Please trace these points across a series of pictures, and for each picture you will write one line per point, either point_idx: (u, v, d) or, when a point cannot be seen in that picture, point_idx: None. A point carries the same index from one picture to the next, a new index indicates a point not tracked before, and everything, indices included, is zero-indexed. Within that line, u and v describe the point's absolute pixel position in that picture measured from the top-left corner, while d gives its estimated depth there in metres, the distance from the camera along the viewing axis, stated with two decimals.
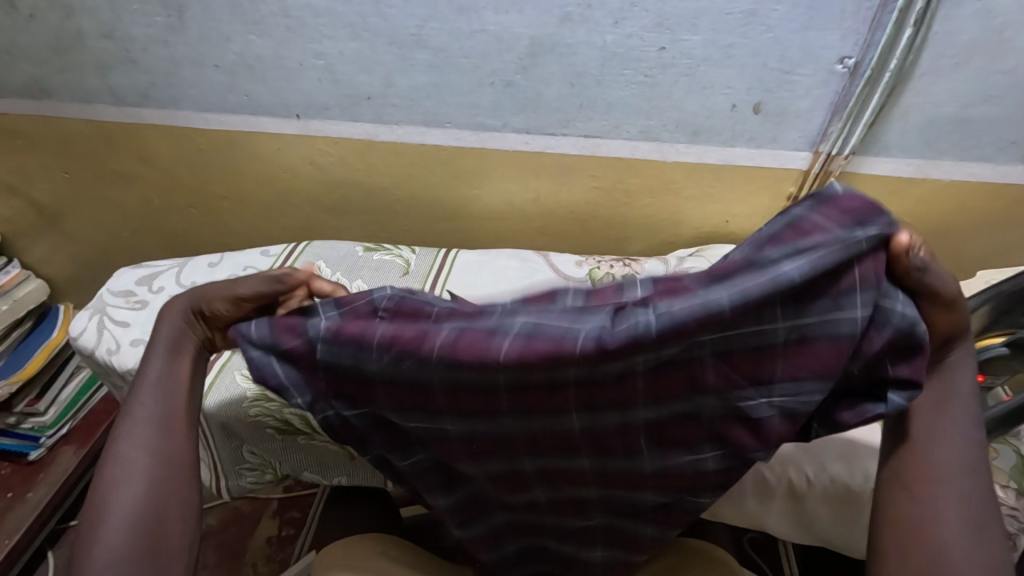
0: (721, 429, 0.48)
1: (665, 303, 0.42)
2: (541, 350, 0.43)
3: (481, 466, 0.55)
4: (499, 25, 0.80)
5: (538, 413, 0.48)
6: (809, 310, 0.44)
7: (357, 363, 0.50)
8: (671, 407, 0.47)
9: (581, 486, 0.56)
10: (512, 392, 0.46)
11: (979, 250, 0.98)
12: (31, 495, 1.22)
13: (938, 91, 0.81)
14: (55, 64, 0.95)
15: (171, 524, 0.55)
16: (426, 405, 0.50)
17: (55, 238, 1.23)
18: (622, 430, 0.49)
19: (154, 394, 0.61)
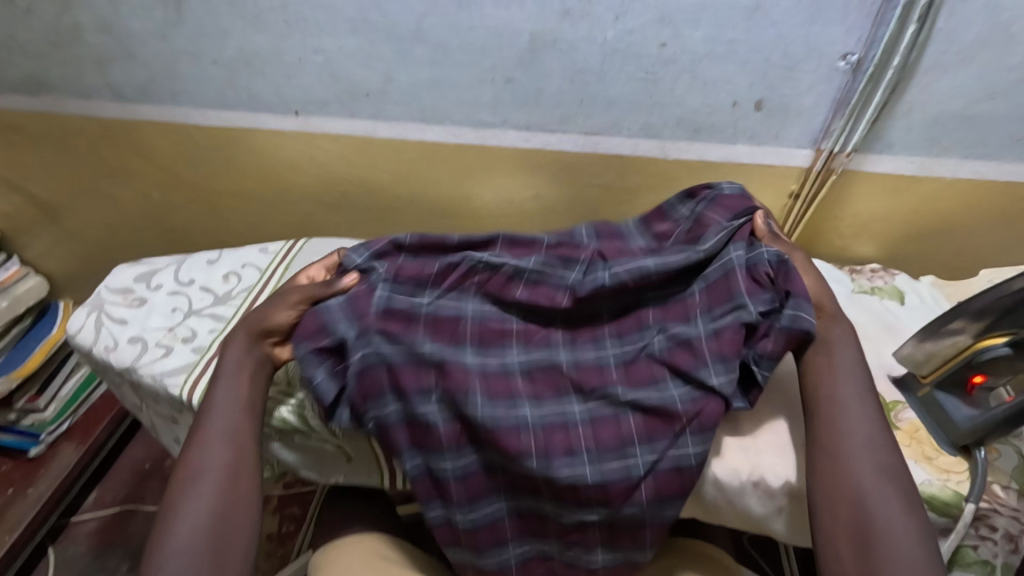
0: (673, 356, 0.66)
1: (618, 262, 0.71)
2: (543, 291, 0.71)
3: (490, 414, 0.63)
4: (500, 21, 0.80)
5: (535, 349, 0.71)
6: (709, 271, 0.69)
7: (406, 301, 0.71)
8: (631, 346, 0.70)
9: (574, 447, 0.64)
10: (523, 322, 0.73)
11: (983, 249, 0.97)
12: (32, 490, 1.22)
13: (943, 87, 0.80)
14: (54, 59, 0.95)
15: (235, 529, 0.62)
16: (450, 340, 0.69)
17: (54, 234, 1.23)
18: (598, 365, 0.69)
19: (224, 412, 0.69)
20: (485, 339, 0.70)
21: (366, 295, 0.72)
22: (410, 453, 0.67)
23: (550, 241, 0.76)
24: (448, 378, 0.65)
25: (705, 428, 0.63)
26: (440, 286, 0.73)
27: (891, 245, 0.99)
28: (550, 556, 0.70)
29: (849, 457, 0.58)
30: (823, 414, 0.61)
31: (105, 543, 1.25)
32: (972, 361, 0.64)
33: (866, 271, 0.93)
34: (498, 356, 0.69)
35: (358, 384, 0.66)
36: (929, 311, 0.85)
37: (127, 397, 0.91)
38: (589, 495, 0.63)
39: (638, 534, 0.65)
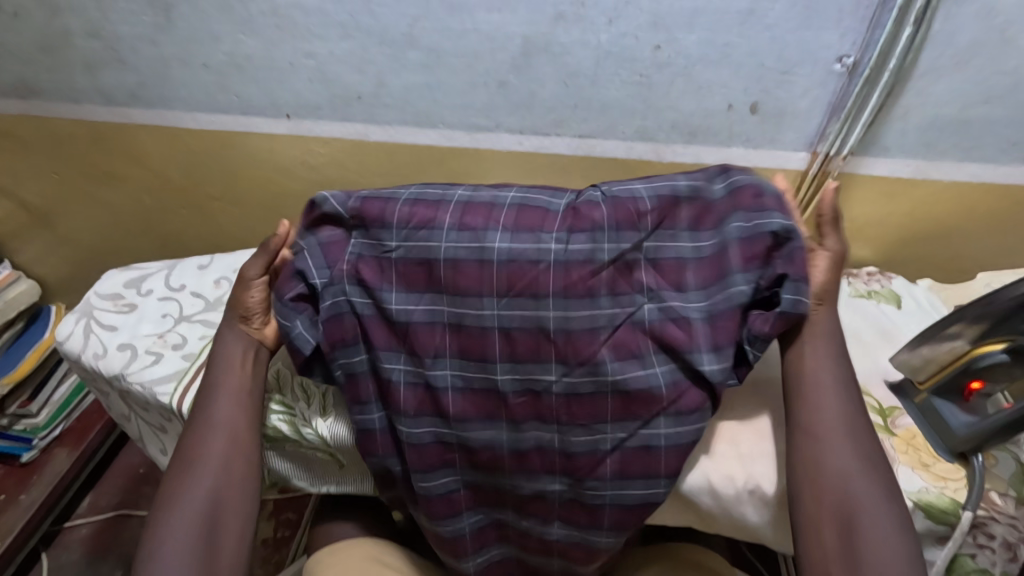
0: (665, 330, 0.62)
1: (602, 212, 0.65)
2: (518, 270, 0.64)
3: (460, 376, 0.66)
4: (492, 25, 0.79)
5: (519, 302, 0.64)
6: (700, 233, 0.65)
7: (374, 248, 0.68)
8: (621, 308, 0.64)
9: (544, 413, 0.66)
10: (503, 268, 0.65)
11: (979, 252, 0.97)
12: (24, 496, 1.21)
13: (939, 91, 0.79)
14: (42, 63, 0.93)
15: (227, 518, 0.65)
16: (422, 287, 0.67)
17: (45, 238, 1.22)
18: (590, 332, 0.64)
19: (227, 405, 0.69)
20: (460, 285, 0.65)
21: (339, 244, 0.70)
22: (376, 407, 0.69)
23: (515, 200, 0.68)
24: (417, 337, 0.66)
25: (683, 412, 0.62)
26: (408, 225, 0.67)
27: (888, 248, 0.98)
28: (506, 523, 0.74)
29: (830, 446, 0.59)
30: (806, 399, 0.61)
31: (98, 549, 1.24)
32: (969, 367, 0.65)
33: (862, 275, 0.92)
34: (474, 308, 0.65)
35: (331, 326, 0.68)
36: (926, 316, 0.85)
37: (117, 405, 0.90)
38: (554, 461, 0.67)
39: (596, 514, 0.67)
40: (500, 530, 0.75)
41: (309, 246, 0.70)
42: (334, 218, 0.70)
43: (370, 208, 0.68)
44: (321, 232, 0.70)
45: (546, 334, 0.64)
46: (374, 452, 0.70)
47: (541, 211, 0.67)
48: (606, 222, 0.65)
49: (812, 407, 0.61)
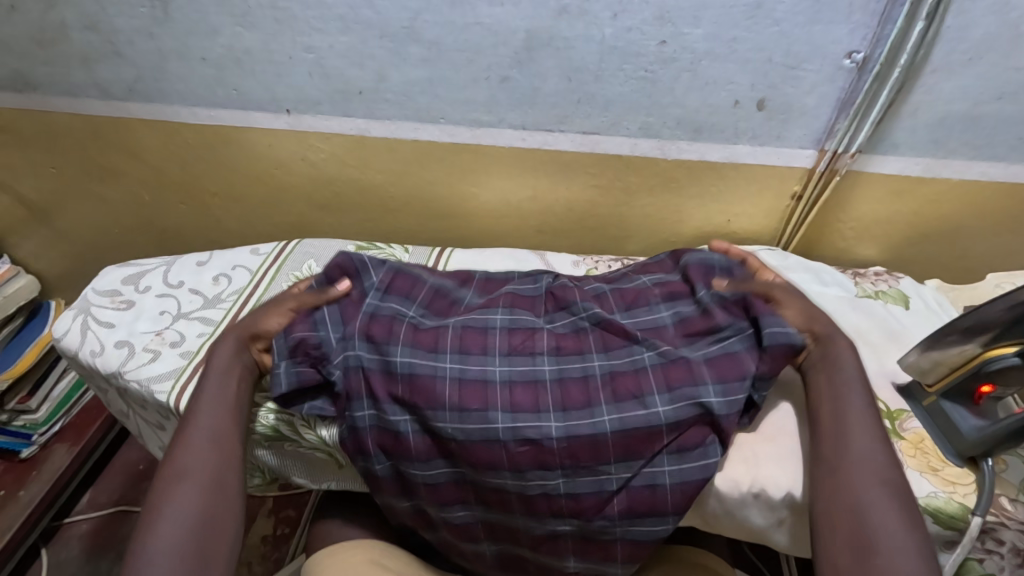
0: (665, 376, 0.65)
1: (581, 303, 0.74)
2: (520, 335, 0.70)
3: (461, 428, 0.64)
4: (495, 18, 0.77)
5: (518, 360, 0.68)
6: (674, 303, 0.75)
7: (391, 309, 0.72)
8: (618, 359, 0.68)
9: (547, 461, 0.64)
10: (507, 331, 0.71)
11: (987, 252, 0.95)
12: (22, 493, 1.20)
13: (950, 87, 0.78)
14: (39, 56, 0.92)
15: (219, 539, 0.60)
16: (430, 346, 0.68)
17: (44, 233, 1.21)
18: (583, 381, 0.67)
19: (212, 413, 0.68)
20: (465, 347, 0.68)
21: (358, 303, 0.74)
22: (380, 457, 0.69)
23: (510, 291, 0.78)
24: (416, 390, 0.65)
25: (685, 448, 0.64)
26: (427, 307, 0.75)
27: (895, 248, 0.97)
28: (525, 558, 0.73)
29: (852, 474, 0.58)
30: (829, 427, 0.62)
31: (97, 546, 1.23)
32: (979, 371, 0.63)
33: (869, 275, 0.91)
34: (478, 364, 0.67)
35: (341, 383, 0.68)
36: (933, 316, 0.84)
37: (115, 403, 0.90)
38: (562, 504, 0.66)
39: (608, 548, 0.67)
40: (518, 562, 0.74)
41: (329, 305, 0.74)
42: (359, 277, 0.76)
43: (398, 280, 0.76)
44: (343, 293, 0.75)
45: (543, 386, 0.66)
46: (383, 492, 0.71)
47: (528, 303, 0.76)
48: (585, 300, 0.74)
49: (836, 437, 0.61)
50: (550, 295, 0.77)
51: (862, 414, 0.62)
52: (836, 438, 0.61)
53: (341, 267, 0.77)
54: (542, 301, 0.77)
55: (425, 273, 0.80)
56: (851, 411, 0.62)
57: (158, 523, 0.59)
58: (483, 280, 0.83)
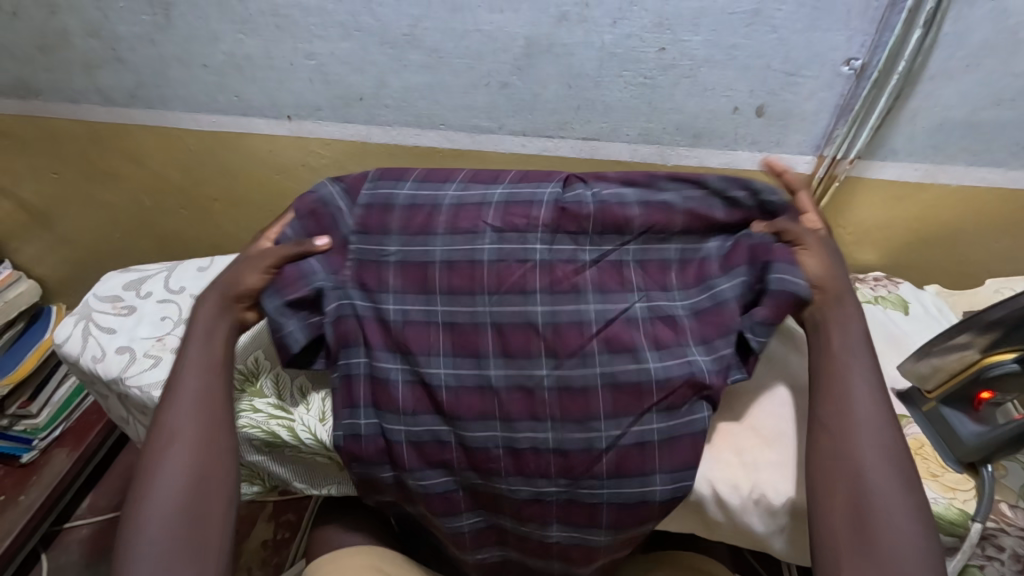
0: (655, 332, 0.66)
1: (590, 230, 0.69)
2: (511, 270, 0.68)
3: (455, 376, 0.67)
4: (495, 25, 0.78)
5: (508, 299, 0.67)
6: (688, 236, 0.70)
7: (375, 250, 0.71)
8: (614, 304, 0.67)
9: (538, 411, 0.65)
10: (495, 267, 0.69)
11: (987, 257, 0.95)
12: (23, 497, 1.20)
13: (949, 93, 0.78)
14: (41, 63, 0.93)
15: (216, 493, 0.62)
16: (419, 289, 0.70)
17: (45, 238, 1.21)
18: (577, 327, 0.66)
19: (194, 381, 0.68)
20: (456, 287, 0.69)
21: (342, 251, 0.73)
22: (367, 411, 0.69)
23: (503, 196, 0.72)
24: (411, 335, 0.68)
25: (673, 406, 0.63)
26: (406, 234, 0.72)
27: (894, 253, 0.97)
28: (506, 528, 0.72)
29: (856, 436, 0.57)
30: (833, 381, 0.60)
31: (97, 551, 1.23)
32: (979, 378, 0.63)
33: (869, 280, 0.91)
34: (467, 305, 0.68)
35: (335, 330, 0.70)
36: (933, 322, 0.84)
37: (116, 408, 0.90)
38: (549, 463, 0.65)
39: (594, 512, 0.66)
40: (499, 533, 0.73)
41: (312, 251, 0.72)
42: (335, 223, 0.73)
43: (372, 215, 0.73)
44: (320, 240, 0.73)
45: (536, 330, 0.66)
46: (364, 456, 0.69)
47: (524, 214, 0.70)
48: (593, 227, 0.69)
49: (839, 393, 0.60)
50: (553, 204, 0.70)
51: (863, 370, 0.61)
52: (836, 396, 0.60)
53: (314, 208, 0.74)
54: (542, 207, 0.70)
55: (398, 186, 0.75)
56: (852, 365, 0.61)
57: (153, 481, 0.62)
58: (471, 174, 0.76)
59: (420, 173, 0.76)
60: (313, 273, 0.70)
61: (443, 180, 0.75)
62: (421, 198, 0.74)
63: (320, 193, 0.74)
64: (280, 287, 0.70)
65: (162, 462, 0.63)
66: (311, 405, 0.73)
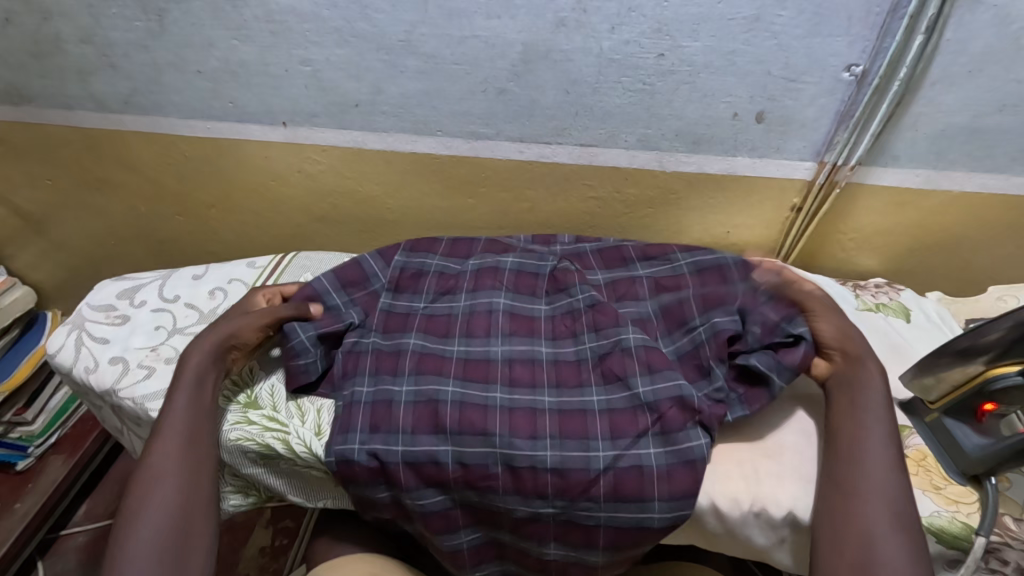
0: (647, 358, 0.68)
1: (577, 289, 0.78)
2: (519, 321, 0.76)
3: (462, 393, 0.68)
4: (492, 30, 0.77)
5: (517, 339, 0.74)
6: (663, 297, 0.77)
7: (404, 303, 0.79)
8: (607, 339, 0.71)
9: (538, 430, 0.66)
10: (507, 315, 0.76)
11: (990, 264, 0.95)
12: (18, 505, 1.19)
13: (952, 99, 0.77)
14: (35, 70, 0.92)
15: (195, 543, 0.61)
16: (440, 333, 0.75)
17: (40, 244, 1.20)
18: (576, 363, 0.72)
19: (181, 419, 0.67)
20: (471, 331, 0.75)
21: (371, 302, 0.80)
22: (364, 434, 0.68)
23: (513, 266, 0.81)
24: (425, 363, 0.71)
25: (669, 430, 0.64)
26: (435, 291, 0.79)
27: (895, 259, 0.97)
28: (504, 543, 0.71)
29: (864, 494, 0.58)
30: (848, 436, 0.62)
31: (94, 558, 1.22)
32: (982, 390, 0.62)
33: (870, 287, 0.90)
34: (480, 345, 0.73)
35: (347, 363, 0.74)
36: (935, 329, 0.83)
37: (109, 419, 0.89)
38: (547, 482, 0.64)
39: (592, 533, 0.65)
40: (494, 548, 0.72)
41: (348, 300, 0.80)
42: (369, 282, 0.81)
43: (405, 277, 0.81)
44: (357, 294, 0.81)
45: (540, 364, 0.72)
46: (357, 480, 0.67)
47: (529, 281, 0.80)
48: (584, 284, 0.78)
49: (853, 449, 0.61)
50: (552, 276, 0.81)
51: (873, 426, 0.61)
52: (852, 453, 0.60)
53: (350, 266, 0.82)
54: (545, 281, 0.80)
55: (428, 253, 0.84)
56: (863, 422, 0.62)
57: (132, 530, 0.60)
58: (486, 246, 0.86)
59: (447, 248, 0.86)
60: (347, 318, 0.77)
61: (465, 255, 0.85)
62: (448, 267, 0.83)
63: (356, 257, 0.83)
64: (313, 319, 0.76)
65: (140, 508, 0.61)
66: (307, 417, 0.72)
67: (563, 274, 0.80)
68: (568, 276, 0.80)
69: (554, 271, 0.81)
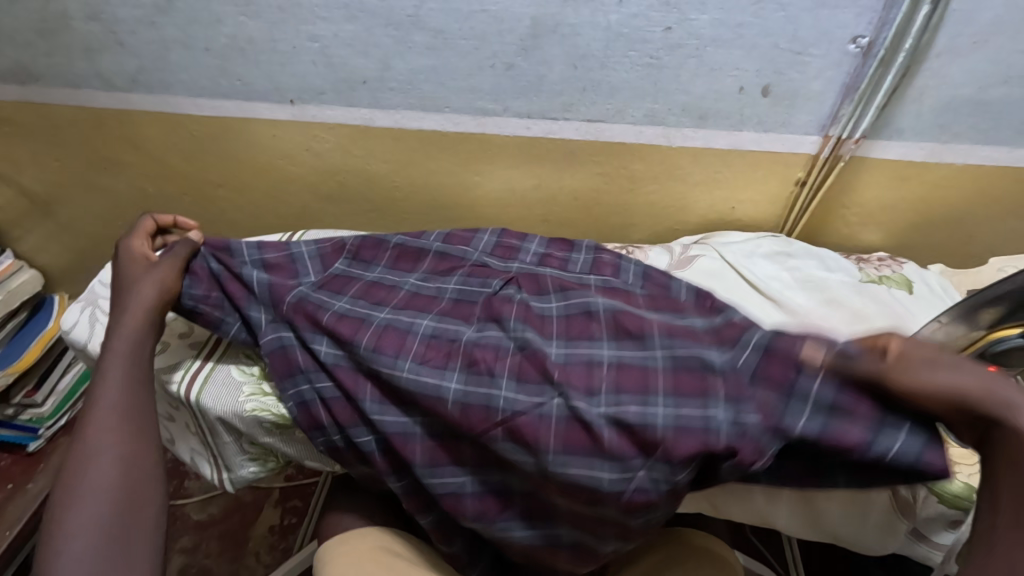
0: (566, 432, 0.57)
1: (518, 325, 0.64)
2: (436, 347, 0.65)
3: (379, 417, 0.65)
4: (500, 5, 0.77)
5: (428, 371, 0.63)
6: (624, 342, 0.63)
7: (324, 296, 0.72)
8: (527, 396, 0.59)
9: (459, 456, 0.64)
10: (428, 341, 0.66)
11: (988, 236, 0.97)
12: (32, 485, 1.20)
13: (957, 71, 0.78)
14: (42, 48, 0.91)
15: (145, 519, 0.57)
16: (351, 333, 0.67)
17: (47, 227, 1.20)
18: (485, 409, 0.60)
19: (117, 388, 0.63)
20: (381, 347, 0.66)
21: (285, 286, 0.73)
22: (332, 429, 0.68)
23: (454, 296, 0.72)
24: (342, 376, 0.67)
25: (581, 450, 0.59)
26: (359, 296, 0.73)
27: (898, 234, 0.98)
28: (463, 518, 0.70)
29: None
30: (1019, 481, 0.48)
31: None
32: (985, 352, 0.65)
33: (873, 261, 0.92)
34: (388, 364, 0.64)
35: (278, 364, 0.70)
36: (937, 300, 0.85)
37: None
38: (465, 506, 0.64)
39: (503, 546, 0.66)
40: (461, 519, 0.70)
41: (259, 274, 0.73)
42: (292, 261, 0.77)
43: (333, 280, 0.76)
44: (277, 276, 0.75)
45: (443, 405, 0.61)
46: (347, 464, 0.71)
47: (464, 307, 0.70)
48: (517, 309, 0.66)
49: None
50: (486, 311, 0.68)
51: None
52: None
53: (281, 259, 0.77)
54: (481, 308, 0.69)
55: (365, 246, 0.80)
56: None
57: (73, 505, 0.56)
58: (435, 261, 0.79)
59: (392, 256, 0.80)
60: (253, 289, 0.72)
61: (464, 245, 0.81)
62: (387, 276, 0.77)
63: (288, 245, 0.79)
64: (223, 274, 0.74)
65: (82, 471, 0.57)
66: None
67: (501, 307, 0.67)
68: (504, 309, 0.67)
69: (488, 303, 0.69)
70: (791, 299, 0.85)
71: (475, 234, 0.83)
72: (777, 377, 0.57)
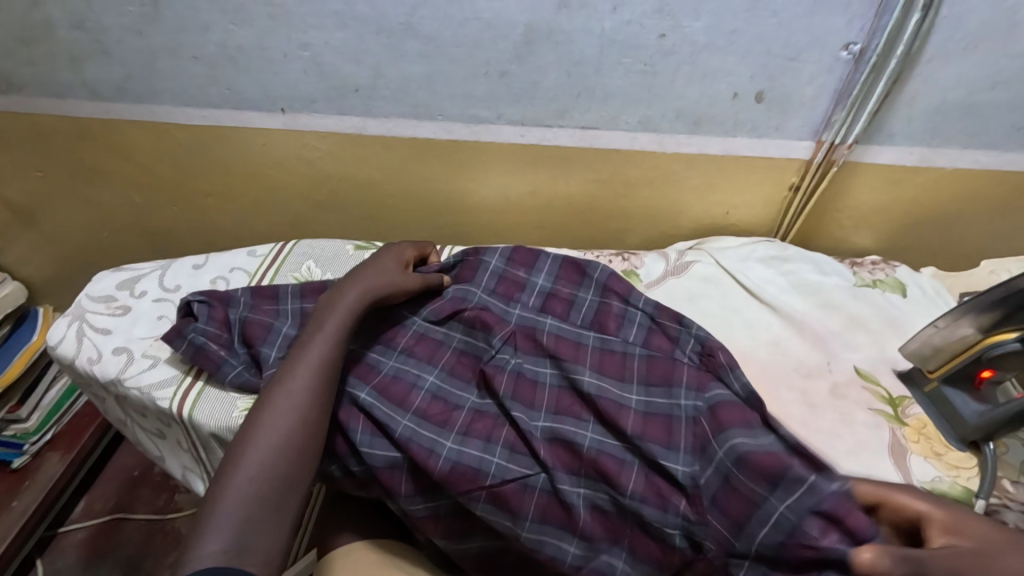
0: (544, 508, 0.60)
1: (517, 406, 0.64)
2: (438, 406, 0.66)
3: (369, 453, 0.63)
4: (494, 12, 0.76)
5: (427, 426, 0.64)
6: (609, 429, 0.63)
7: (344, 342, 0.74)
8: (516, 468, 0.61)
9: (434, 493, 0.64)
10: (429, 398, 0.67)
11: (977, 239, 0.98)
12: (15, 503, 1.15)
13: (947, 76, 0.78)
14: (24, 57, 0.89)
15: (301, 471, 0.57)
16: (362, 375, 0.69)
17: (31, 237, 1.18)
18: (474, 471, 0.60)
19: (323, 348, 0.65)
20: (386, 395, 0.66)
21: None
22: (326, 458, 0.66)
23: (459, 347, 0.72)
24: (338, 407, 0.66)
25: (550, 519, 0.60)
26: (376, 336, 0.74)
27: (889, 238, 0.99)
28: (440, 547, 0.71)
29: None
30: None
31: (91, 556, 1.18)
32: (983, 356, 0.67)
33: (867, 264, 0.92)
34: (386, 413, 0.64)
35: None
36: (931, 304, 0.85)
37: (110, 410, 0.87)
38: (431, 530, 0.65)
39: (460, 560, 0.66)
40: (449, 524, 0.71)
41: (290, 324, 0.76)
42: None
43: None
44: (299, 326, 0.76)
45: (434, 460, 0.61)
46: (347, 488, 0.69)
47: (462, 369, 0.70)
48: (512, 370, 0.67)
49: None
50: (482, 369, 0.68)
51: None
52: None
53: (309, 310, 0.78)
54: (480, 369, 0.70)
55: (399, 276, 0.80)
56: None
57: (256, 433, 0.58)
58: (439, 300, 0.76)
59: None
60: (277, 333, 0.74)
61: (469, 279, 0.78)
62: (398, 312, 0.76)
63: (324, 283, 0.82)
64: (246, 320, 0.75)
65: (269, 417, 0.59)
66: None
67: (493, 373, 0.66)
68: (498, 378, 0.66)
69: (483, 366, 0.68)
70: (788, 303, 0.86)
71: (482, 258, 0.80)
72: (735, 512, 0.55)
